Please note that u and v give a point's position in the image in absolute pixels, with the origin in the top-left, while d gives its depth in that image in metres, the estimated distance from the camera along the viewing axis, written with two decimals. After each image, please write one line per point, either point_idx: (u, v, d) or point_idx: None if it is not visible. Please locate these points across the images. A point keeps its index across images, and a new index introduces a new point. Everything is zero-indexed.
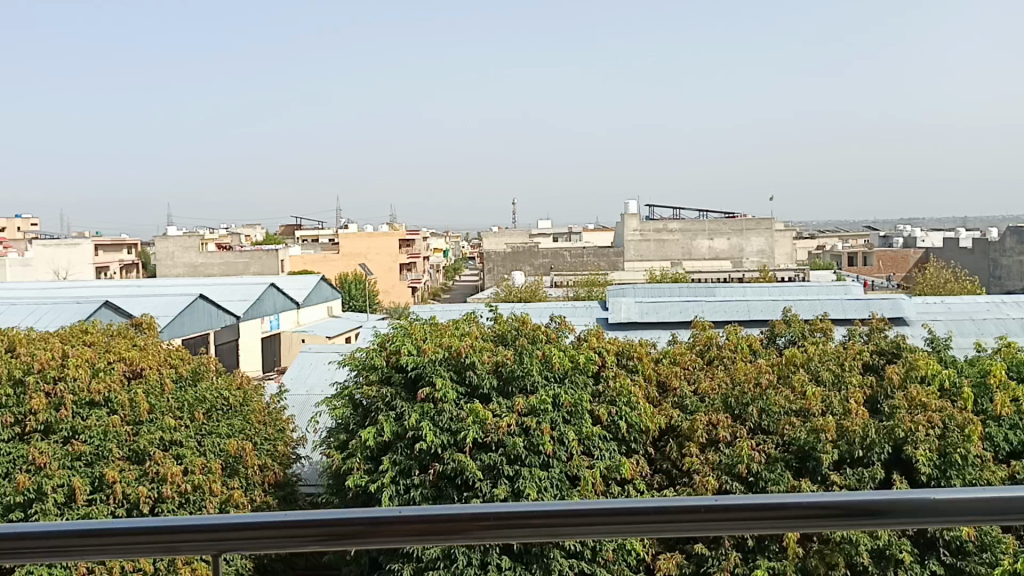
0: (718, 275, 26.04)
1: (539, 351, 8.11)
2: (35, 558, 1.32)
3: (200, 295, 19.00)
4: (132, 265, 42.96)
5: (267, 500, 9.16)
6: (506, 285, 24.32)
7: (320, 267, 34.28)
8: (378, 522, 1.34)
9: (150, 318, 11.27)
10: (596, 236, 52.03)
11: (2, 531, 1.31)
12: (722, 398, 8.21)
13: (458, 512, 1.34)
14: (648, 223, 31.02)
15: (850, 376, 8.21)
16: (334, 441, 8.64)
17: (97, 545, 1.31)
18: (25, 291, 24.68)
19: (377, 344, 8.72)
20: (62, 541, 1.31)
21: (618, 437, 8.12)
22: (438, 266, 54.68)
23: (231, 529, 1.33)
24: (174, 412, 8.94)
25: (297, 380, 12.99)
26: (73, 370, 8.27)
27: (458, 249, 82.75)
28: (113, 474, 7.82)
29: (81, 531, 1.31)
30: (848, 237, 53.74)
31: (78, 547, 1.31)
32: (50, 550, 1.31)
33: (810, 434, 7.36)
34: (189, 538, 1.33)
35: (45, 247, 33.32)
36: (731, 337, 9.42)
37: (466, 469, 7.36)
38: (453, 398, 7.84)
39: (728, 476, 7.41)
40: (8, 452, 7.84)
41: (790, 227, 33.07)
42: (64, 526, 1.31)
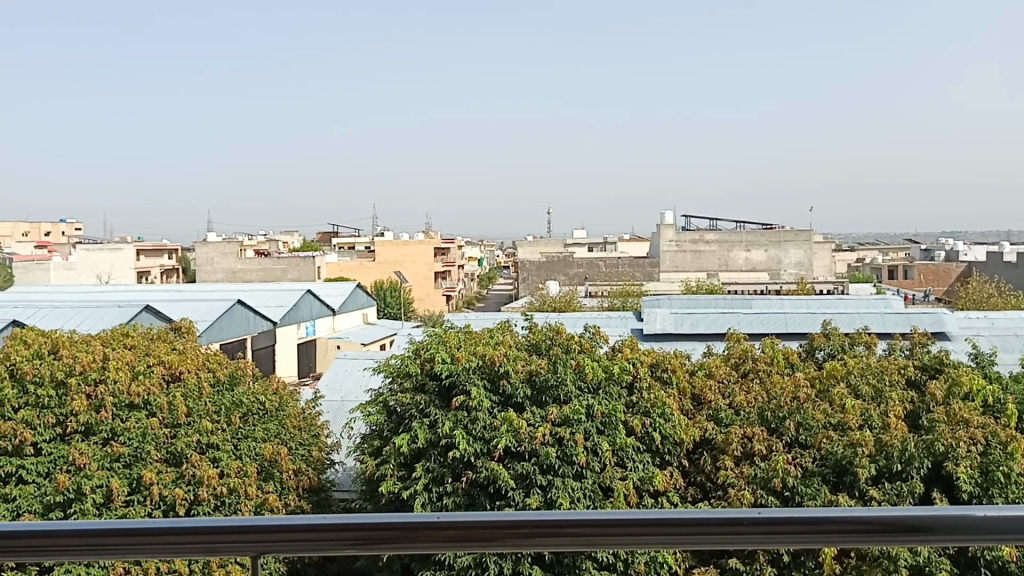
0: (755, 287, 25.81)
1: (573, 361, 8.10)
2: (76, 556, 1.33)
3: (238, 301, 19.23)
4: (172, 270, 43.60)
5: (302, 505, 9.21)
6: (541, 294, 24.31)
7: (356, 274, 34.54)
8: (416, 527, 1.34)
9: (189, 323, 11.42)
10: (632, 246, 51.89)
11: (46, 529, 1.33)
12: (758, 411, 8.13)
13: (496, 519, 1.33)
14: (685, 233, 30.87)
15: (889, 391, 8.07)
16: (368, 447, 8.69)
17: (136, 544, 1.33)
18: (68, 294, 25.13)
19: (412, 352, 8.77)
20: (102, 539, 1.32)
21: (651, 448, 8.06)
22: (473, 275, 54.91)
23: (267, 531, 1.34)
24: (212, 415, 9.06)
25: (332, 386, 13.09)
26: (114, 373, 8.41)
27: (493, 258, 82.95)
28: (151, 476, 7.94)
29: (121, 530, 1.33)
30: (889, 250, 52.96)
31: (119, 545, 1.32)
32: (90, 548, 1.33)
33: (848, 448, 7.25)
34: (227, 538, 1.34)
35: (88, 251, 33.93)
36: (768, 350, 9.32)
37: (498, 477, 7.35)
38: (486, 406, 7.85)
39: (763, 489, 7.30)
40: (50, 453, 7.96)
41: (829, 240, 32.70)
42: (106, 526, 1.33)
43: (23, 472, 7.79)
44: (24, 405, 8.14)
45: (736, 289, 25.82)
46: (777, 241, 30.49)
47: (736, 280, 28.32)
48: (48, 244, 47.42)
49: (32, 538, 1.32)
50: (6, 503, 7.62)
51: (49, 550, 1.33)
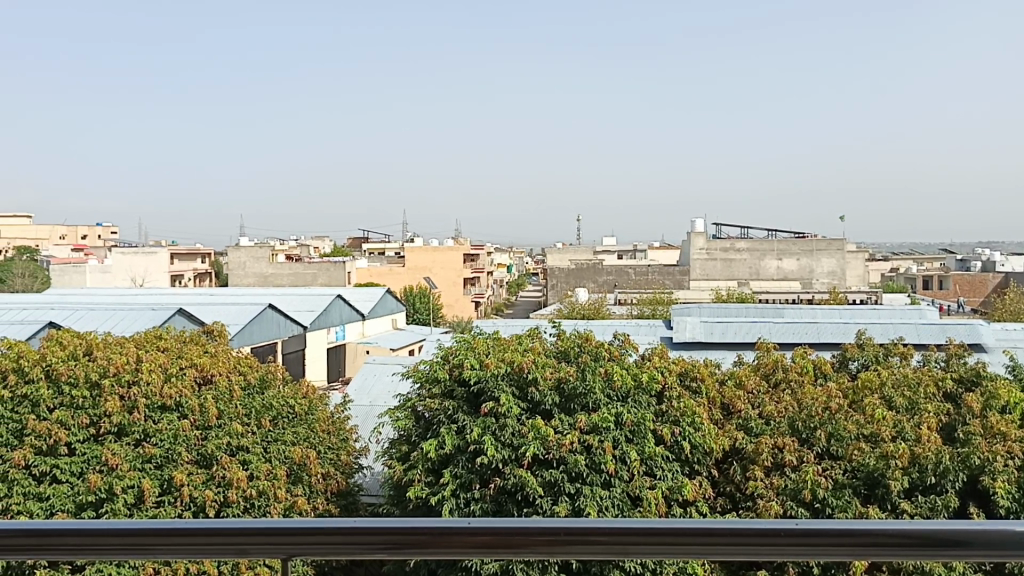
0: (787, 296, 25.59)
1: (602, 368, 8.07)
2: (109, 556, 1.34)
3: (269, 306, 19.39)
4: (205, 274, 44.13)
5: (330, 509, 9.26)
6: (570, 301, 24.27)
7: (385, 279, 34.71)
8: (447, 533, 1.33)
9: (221, 326, 11.53)
10: (662, 254, 51.72)
11: (81, 527, 1.33)
12: (789, 421, 8.05)
13: (526, 525, 1.32)
14: (716, 241, 30.67)
15: (924, 403, 7.94)
16: (396, 452, 8.71)
17: (167, 545, 1.33)
18: (103, 297, 25.51)
19: (441, 357, 8.78)
20: (136, 539, 1.33)
21: (681, 457, 8.00)
22: (502, 281, 55.02)
23: (297, 534, 1.34)
24: (242, 418, 9.14)
25: (361, 390, 13.15)
26: (147, 374, 8.51)
27: (522, 265, 83.05)
28: (181, 478, 8.03)
29: (152, 530, 1.34)
30: (924, 261, 52.24)
31: (150, 545, 1.33)
32: (122, 548, 1.34)
33: (880, 460, 7.14)
34: (258, 541, 1.34)
35: (123, 255, 34.42)
36: (799, 360, 9.22)
37: (526, 484, 7.33)
38: (515, 413, 7.84)
39: (793, 501, 7.22)
40: (83, 453, 8.06)
41: (863, 249, 32.33)
42: (139, 525, 1.34)
43: (57, 471, 7.89)
44: (59, 405, 8.24)
45: (767, 298, 25.59)
46: (809, 250, 30.20)
47: (768, 288, 28.08)
48: (85, 248, 48.19)
49: (64, 536, 1.33)
50: (40, 502, 7.72)
51: (81, 550, 1.33)
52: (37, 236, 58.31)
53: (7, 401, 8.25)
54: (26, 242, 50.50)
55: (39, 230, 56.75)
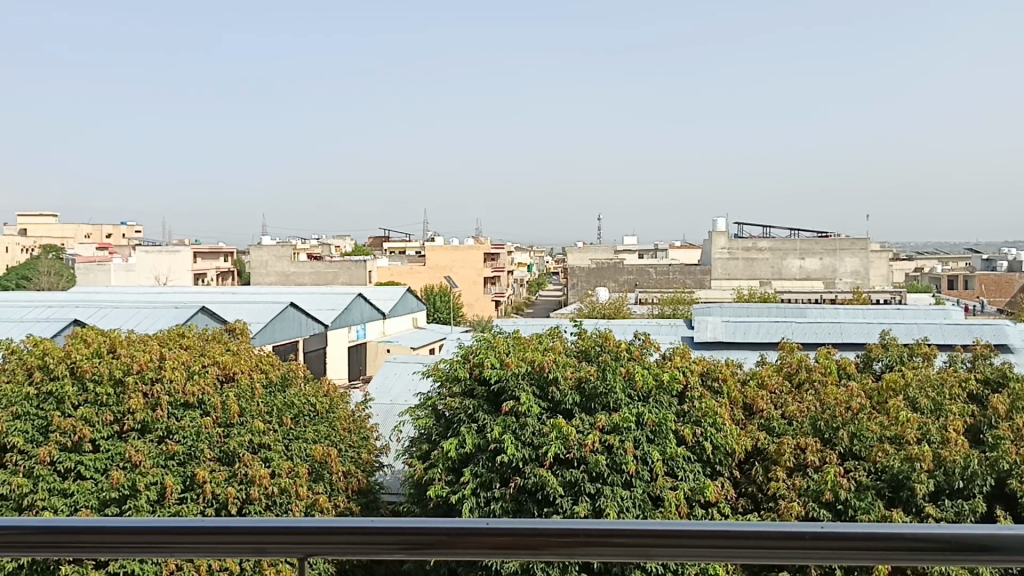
0: (809, 296, 25.41)
1: (623, 368, 8.03)
2: (126, 553, 1.34)
3: (291, 304, 19.49)
4: (228, 273, 44.48)
5: (351, 507, 9.30)
6: (591, 301, 24.23)
7: (406, 278, 34.79)
8: (463, 534, 1.32)
9: (243, 325, 11.59)
10: (683, 254, 51.57)
11: (98, 525, 1.33)
12: (811, 421, 7.99)
13: (541, 526, 1.31)
14: (738, 240, 30.33)
15: (950, 404, 7.84)
16: (416, 450, 8.73)
17: (185, 543, 1.33)
18: (128, 295, 25.76)
19: (462, 356, 8.78)
20: (154, 537, 1.33)
21: (702, 458, 7.95)
22: (522, 280, 55.02)
23: (315, 534, 1.33)
24: (264, 415, 9.19)
25: (381, 389, 13.20)
26: (170, 372, 8.59)
27: (542, 265, 83.05)
28: (204, 474, 8.09)
29: (168, 528, 1.33)
30: (949, 260, 51.69)
31: (168, 543, 1.33)
32: (139, 545, 1.33)
33: (905, 462, 7.06)
34: (275, 540, 1.34)
35: (148, 253, 34.74)
36: (822, 361, 9.15)
37: (547, 484, 7.31)
38: (536, 413, 7.82)
39: (815, 503, 7.17)
40: (108, 450, 8.14)
41: (886, 249, 32.04)
42: (157, 524, 1.34)
43: (81, 468, 7.96)
44: (84, 401, 8.32)
45: (790, 297, 25.42)
46: (833, 249, 29.97)
47: (790, 288, 27.90)
48: (110, 247, 48.73)
49: (81, 535, 1.32)
50: (65, 498, 7.79)
51: (99, 547, 1.34)
52: (64, 235, 58.99)
53: (32, 398, 8.32)
54: (52, 241, 51.10)
55: (65, 229, 57.41)
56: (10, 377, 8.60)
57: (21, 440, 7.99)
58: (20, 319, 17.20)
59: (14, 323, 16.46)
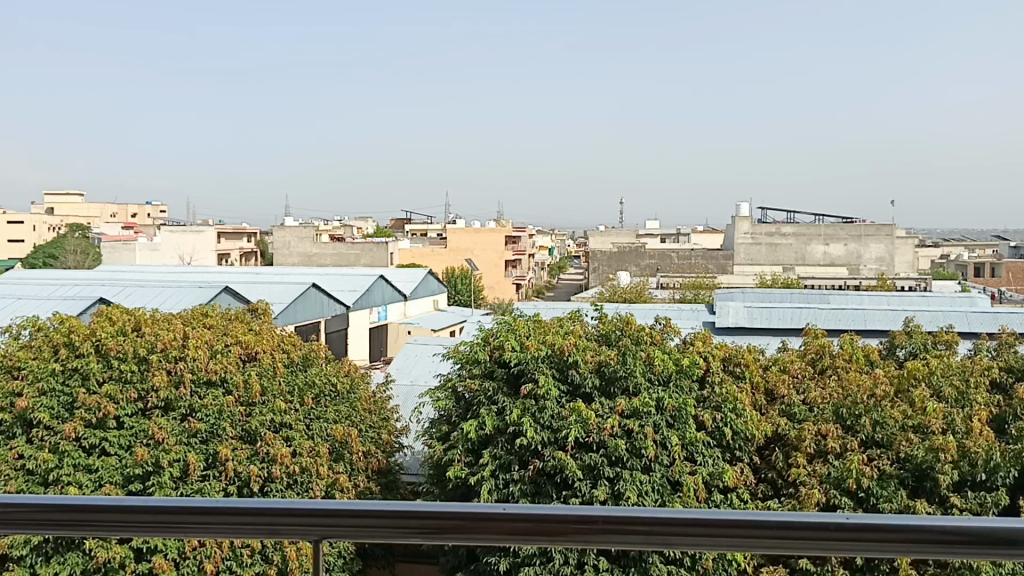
0: (833, 283, 25.19)
1: (643, 353, 7.99)
2: (139, 532, 1.33)
3: (313, 285, 19.59)
4: (250, 253, 44.76)
5: (370, 487, 9.38)
6: (612, 285, 24.16)
7: (428, 260, 34.86)
8: (480, 518, 1.31)
9: (265, 305, 11.64)
10: (706, 238, 51.27)
11: (111, 503, 1.32)
12: (833, 408, 7.92)
13: (558, 513, 1.29)
14: (761, 226, 30.37)
15: (975, 393, 7.74)
16: (436, 432, 8.77)
17: (199, 523, 1.32)
18: (152, 274, 26.01)
19: (481, 339, 8.77)
20: (169, 516, 1.32)
21: (722, 443, 7.92)
22: (544, 263, 54.98)
23: (331, 516, 1.32)
24: (286, 395, 9.24)
25: (402, 370, 13.26)
26: (193, 351, 8.66)
27: (564, 248, 82.86)
28: (226, 452, 8.18)
29: (184, 508, 1.32)
30: (976, 247, 51.05)
31: (184, 523, 1.32)
32: (153, 525, 1.33)
33: (928, 452, 7.00)
34: (290, 521, 1.33)
35: (172, 233, 35.02)
36: (846, 347, 9.06)
37: (566, 467, 7.32)
38: (556, 396, 7.81)
39: (836, 489, 7.12)
40: (131, 427, 8.24)
41: (913, 236, 31.64)
42: (171, 503, 1.33)
43: (106, 444, 8.06)
44: (108, 378, 8.40)
45: (814, 283, 25.21)
46: (858, 235, 29.64)
47: (814, 274, 27.66)
48: (136, 226, 49.22)
49: (94, 511, 1.32)
50: (89, 474, 7.91)
51: (113, 524, 1.33)
52: (90, 213, 59.65)
53: (57, 374, 8.41)
54: (79, 220, 51.68)
55: (91, 208, 58.07)
56: (36, 354, 8.69)
57: (47, 416, 8.10)
58: (47, 296, 17.43)
59: (41, 301, 16.68)
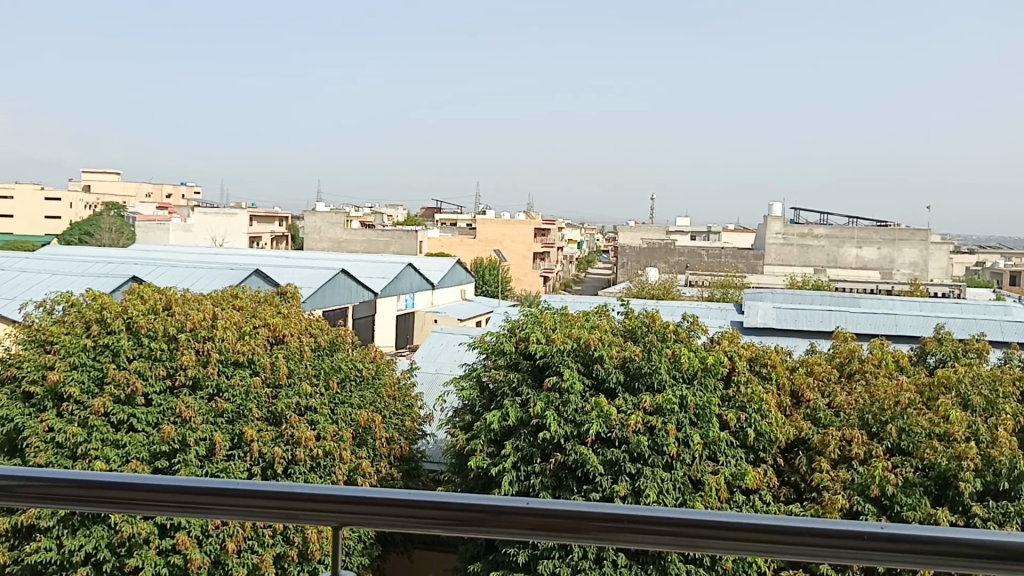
0: (865, 286, 24.91)
1: (669, 350, 7.94)
2: (160, 511, 1.33)
3: (342, 271, 19.71)
4: (281, 237, 45.12)
5: (392, 473, 9.46)
6: (640, 281, 24.04)
7: (456, 250, 34.95)
8: (500, 512, 1.30)
9: (294, 288, 11.71)
10: (738, 237, 50.90)
11: (136, 481, 1.33)
12: (858, 414, 7.82)
13: (578, 508, 1.28)
14: (794, 226, 30.10)
15: (1003, 403, 7.61)
16: (459, 421, 8.79)
17: (218, 505, 1.32)
18: (184, 255, 26.29)
19: (507, 330, 8.78)
20: (184, 495, 1.32)
21: (746, 444, 7.87)
22: (572, 256, 54.94)
23: (346, 503, 1.32)
24: (312, 378, 9.31)
25: (427, 358, 13.31)
26: (221, 331, 8.73)
27: (594, 242, 82.66)
28: (252, 433, 8.28)
29: (209, 489, 1.33)
30: (1012, 256, 50.15)
31: (200, 504, 1.32)
32: (170, 505, 1.33)
33: (952, 460, 6.92)
34: (311, 506, 1.33)
35: (205, 214, 35.39)
36: (876, 352, 8.96)
37: (587, 462, 7.32)
38: (579, 390, 7.80)
39: (860, 496, 7.07)
40: (159, 404, 8.35)
41: (947, 242, 31.19)
42: (191, 483, 1.33)
43: (134, 421, 8.18)
44: (138, 355, 8.51)
45: (844, 286, 24.94)
46: (891, 239, 29.20)
47: (845, 277, 27.38)
48: (170, 206, 49.77)
49: (112, 490, 1.33)
50: (117, 449, 8.04)
51: (126, 503, 1.33)
52: (125, 192, 60.40)
53: (89, 350, 8.54)
54: (115, 199, 52.36)
55: (126, 188, 58.82)
56: (69, 329, 8.82)
57: (77, 391, 8.23)
58: (81, 273, 17.70)
59: (75, 277, 16.94)
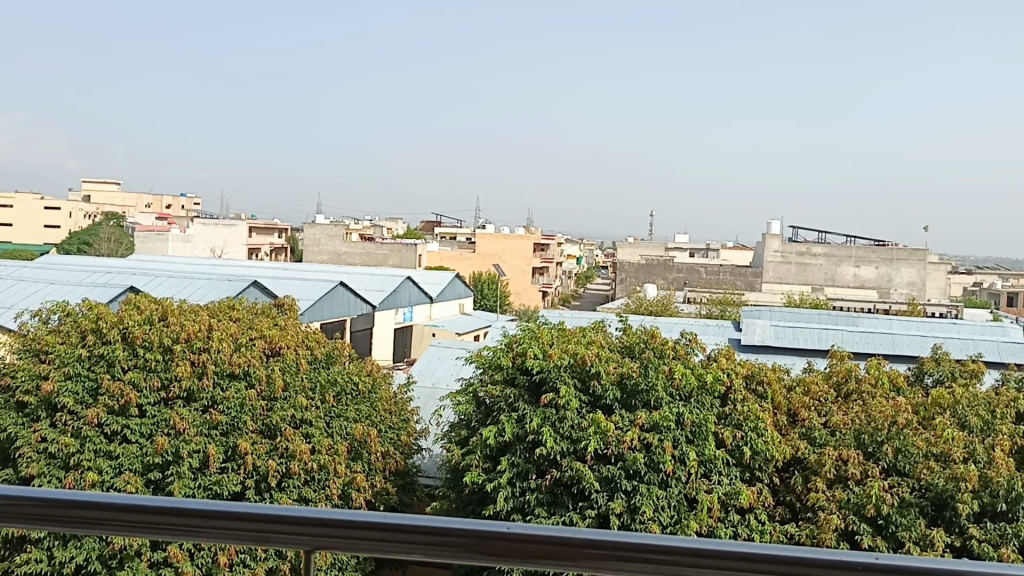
0: (862, 304, 24.92)
1: (665, 366, 7.91)
2: (128, 533, 1.28)
3: (340, 284, 19.69)
4: (280, 249, 45.14)
5: (387, 488, 9.44)
6: (638, 297, 24.02)
7: (455, 264, 34.95)
8: (483, 537, 1.23)
9: (291, 301, 11.67)
10: (737, 254, 51.01)
11: (106, 500, 1.28)
12: (854, 433, 7.79)
13: (562, 534, 1.21)
14: (792, 244, 30.08)
15: (1000, 423, 7.58)
16: (454, 435, 8.75)
17: (189, 526, 1.26)
18: (182, 266, 26.28)
19: (505, 344, 8.75)
20: (153, 516, 1.27)
21: (742, 462, 7.84)
22: (571, 271, 55.00)
23: (322, 527, 1.26)
24: (308, 392, 9.27)
25: (423, 372, 13.27)
26: (217, 342, 8.69)
27: (593, 257, 82.79)
28: (246, 445, 8.26)
29: (178, 510, 1.27)
30: (1010, 276, 50.30)
31: (171, 525, 1.27)
32: (138, 525, 1.27)
33: (949, 481, 6.89)
34: (282, 529, 1.27)
35: (204, 225, 35.40)
36: (873, 371, 8.94)
37: (583, 478, 7.30)
38: (575, 406, 7.77)
39: (855, 516, 7.06)
40: (153, 416, 8.31)
41: (945, 262, 31.22)
42: (159, 504, 1.27)
43: (127, 432, 8.14)
44: (133, 366, 8.47)
45: (842, 305, 24.92)
46: (890, 258, 29.21)
47: (843, 296, 27.39)
48: (170, 217, 49.76)
49: (79, 508, 1.29)
50: (110, 460, 8.02)
51: (96, 523, 1.29)
52: (125, 202, 60.47)
53: (84, 360, 8.51)
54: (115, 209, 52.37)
55: (127, 199, 58.96)
56: (64, 339, 8.79)
57: (71, 401, 8.20)
58: (79, 282, 17.67)
59: (72, 287, 16.91)
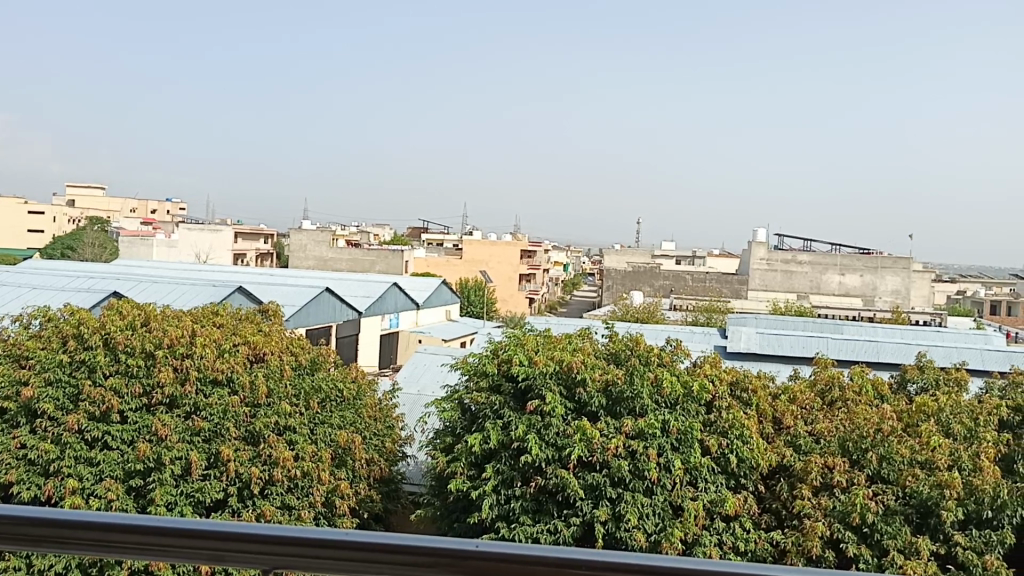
0: (847, 312, 25.05)
1: (651, 373, 7.90)
2: (78, 552, 1.20)
3: (326, 289, 19.61)
4: (267, 255, 44.99)
5: (371, 495, 9.40)
6: (624, 304, 24.05)
7: (442, 270, 34.90)
8: (460, 557, 1.16)
9: (276, 306, 11.58)
10: (723, 263, 51.25)
11: (54, 515, 1.19)
12: (839, 440, 7.80)
13: (544, 553, 1.15)
14: (777, 251, 30.20)
15: (983, 431, 7.61)
16: (440, 442, 8.70)
17: (146, 543, 1.19)
18: (167, 271, 26.12)
19: (490, 351, 8.71)
20: (106, 533, 1.19)
21: (727, 470, 7.83)
22: (558, 278, 55.10)
23: (285, 545, 1.18)
24: (292, 398, 9.20)
25: (409, 379, 13.21)
26: (200, 348, 8.61)
27: (580, 265, 82.95)
28: (229, 452, 8.20)
29: (133, 527, 1.19)
30: (993, 285, 50.75)
31: (126, 542, 1.19)
32: (91, 543, 1.19)
33: (934, 488, 6.91)
34: (241, 548, 1.19)
35: (190, 230, 35.22)
36: (857, 379, 8.96)
37: (568, 486, 7.28)
38: (561, 413, 7.75)
39: (840, 523, 7.06)
40: (135, 422, 8.22)
41: (929, 270, 31.42)
42: (112, 519, 1.19)
43: (109, 438, 8.07)
44: (114, 372, 8.37)
45: (828, 313, 25.04)
46: (874, 266, 29.39)
47: (828, 304, 27.53)
48: (155, 222, 49.51)
49: (24, 525, 1.20)
50: (90, 467, 7.96)
51: (48, 540, 1.21)
52: (110, 207, 60.12)
53: (65, 365, 8.42)
54: (99, 214, 52.04)
55: (112, 203, 58.68)
56: (45, 344, 8.71)
57: (52, 407, 8.12)
58: (62, 287, 17.53)
59: (54, 292, 16.77)
